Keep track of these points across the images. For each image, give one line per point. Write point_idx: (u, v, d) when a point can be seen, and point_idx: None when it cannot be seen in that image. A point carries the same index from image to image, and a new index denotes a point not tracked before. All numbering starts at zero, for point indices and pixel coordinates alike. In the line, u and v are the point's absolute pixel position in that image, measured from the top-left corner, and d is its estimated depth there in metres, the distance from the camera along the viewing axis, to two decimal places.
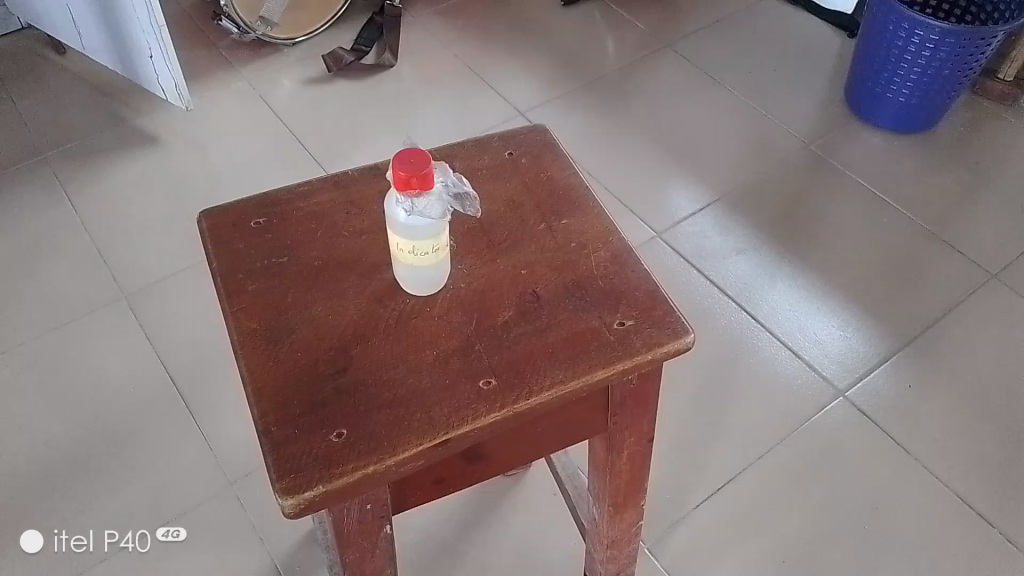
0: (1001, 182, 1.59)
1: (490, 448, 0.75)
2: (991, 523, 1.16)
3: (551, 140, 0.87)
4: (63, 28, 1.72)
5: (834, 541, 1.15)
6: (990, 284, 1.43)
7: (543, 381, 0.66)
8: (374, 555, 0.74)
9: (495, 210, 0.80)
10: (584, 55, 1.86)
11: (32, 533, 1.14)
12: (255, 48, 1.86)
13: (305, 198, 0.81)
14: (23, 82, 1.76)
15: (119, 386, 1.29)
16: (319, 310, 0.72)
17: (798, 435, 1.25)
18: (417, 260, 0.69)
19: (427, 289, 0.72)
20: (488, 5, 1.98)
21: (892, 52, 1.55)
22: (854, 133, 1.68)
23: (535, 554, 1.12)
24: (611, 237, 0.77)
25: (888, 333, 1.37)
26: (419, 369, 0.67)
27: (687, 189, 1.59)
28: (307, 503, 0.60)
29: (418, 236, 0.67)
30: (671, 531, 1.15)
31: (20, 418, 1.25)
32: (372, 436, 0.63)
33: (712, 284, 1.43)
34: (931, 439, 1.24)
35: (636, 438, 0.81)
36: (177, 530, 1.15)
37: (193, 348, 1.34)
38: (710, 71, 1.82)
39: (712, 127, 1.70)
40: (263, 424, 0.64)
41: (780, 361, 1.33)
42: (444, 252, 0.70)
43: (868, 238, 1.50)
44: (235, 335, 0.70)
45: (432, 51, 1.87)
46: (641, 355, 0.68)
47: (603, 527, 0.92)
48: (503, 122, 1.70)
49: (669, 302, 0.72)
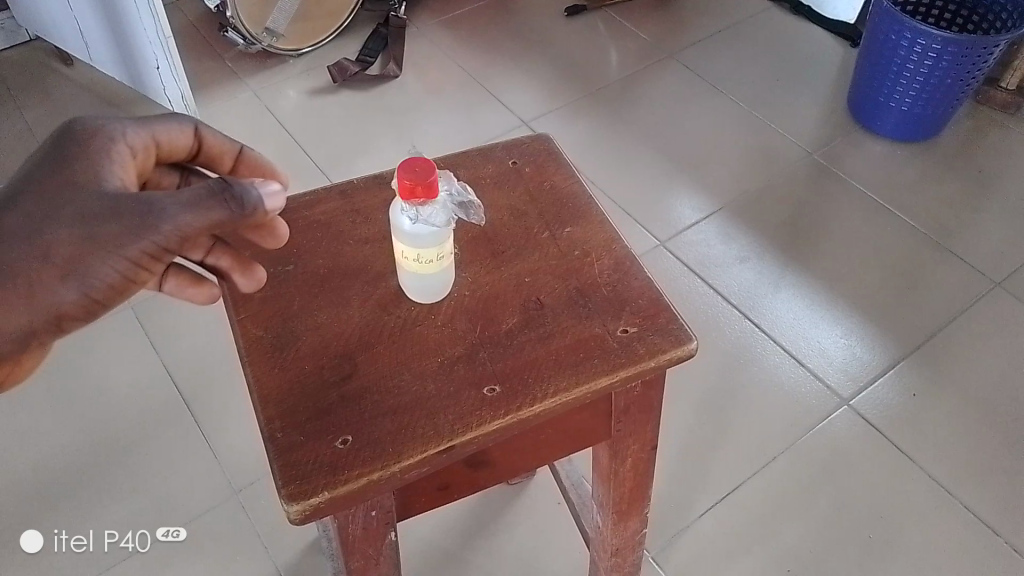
0: (1003, 191, 1.59)
1: (494, 454, 0.75)
2: (995, 532, 1.15)
3: (555, 149, 0.88)
4: (70, 38, 1.73)
5: (837, 549, 1.15)
6: (994, 293, 1.43)
7: (547, 388, 0.67)
8: (379, 562, 0.74)
9: (498, 219, 0.80)
10: (588, 64, 1.87)
11: (32, 533, 1.14)
12: (260, 59, 1.88)
13: (310, 206, 0.82)
14: (29, 92, 1.78)
15: (123, 393, 1.30)
16: (325, 317, 0.72)
17: (801, 444, 1.25)
18: (421, 268, 0.70)
19: (430, 297, 0.73)
20: (492, 15, 2.00)
21: (894, 61, 1.55)
22: (857, 141, 1.69)
23: (536, 561, 1.12)
24: (614, 245, 0.78)
25: (892, 341, 1.37)
26: (424, 376, 0.68)
27: (690, 197, 1.59)
28: (312, 509, 0.60)
29: (422, 244, 0.68)
30: (675, 539, 1.15)
31: (24, 424, 1.26)
32: (377, 442, 0.63)
33: (715, 293, 1.44)
34: (935, 447, 1.24)
35: (640, 446, 0.81)
36: (177, 530, 1.15)
37: (198, 356, 1.35)
38: (712, 80, 1.83)
39: (715, 135, 1.71)
40: (269, 431, 0.64)
41: (784, 369, 1.33)
42: (448, 259, 0.71)
43: (870, 246, 1.50)
44: (240, 343, 0.71)
45: (436, 61, 1.88)
46: (644, 362, 0.68)
47: (607, 534, 0.92)
48: (507, 132, 1.71)
49: (672, 310, 0.72)
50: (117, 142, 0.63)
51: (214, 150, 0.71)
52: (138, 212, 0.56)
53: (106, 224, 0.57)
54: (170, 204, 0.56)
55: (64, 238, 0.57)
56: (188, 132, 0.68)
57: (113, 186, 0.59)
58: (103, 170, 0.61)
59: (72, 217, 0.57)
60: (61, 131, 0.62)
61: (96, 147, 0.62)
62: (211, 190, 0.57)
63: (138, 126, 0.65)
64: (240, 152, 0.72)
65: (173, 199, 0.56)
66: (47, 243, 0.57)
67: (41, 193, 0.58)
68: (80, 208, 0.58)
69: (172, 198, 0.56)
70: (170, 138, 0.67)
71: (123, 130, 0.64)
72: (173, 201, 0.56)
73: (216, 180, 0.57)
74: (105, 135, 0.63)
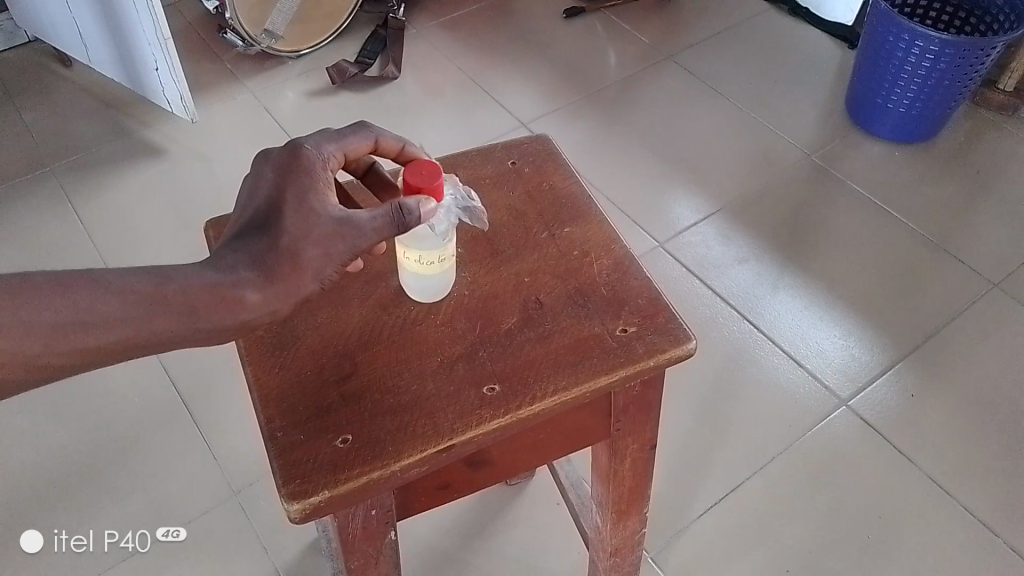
0: (1002, 192, 1.60)
1: (495, 453, 0.75)
2: (992, 532, 1.16)
3: (553, 149, 0.88)
4: (69, 41, 1.73)
5: (836, 550, 1.15)
6: (992, 294, 1.43)
7: (546, 387, 0.67)
8: (378, 561, 0.74)
9: (498, 219, 0.81)
10: (586, 66, 1.88)
11: (33, 533, 1.15)
12: (259, 61, 1.88)
13: None
14: (28, 94, 1.78)
15: (123, 395, 1.30)
16: (324, 317, 0.72)
17: (798, 445, 1.25)
18: (423, 268, 0.71)
19: (430, 298, 0.73)
20: (490, 18, 2.00)
21: (892, 63, 1.56)
22: (855, 143, 1.69)
23: (534, 561, 1.12)
24: (613, 245, 0.78)
25: (889, 343, 1.37)
26: (424, 376, 0.68)
27: (688, 199, 1.60)
28: (312, 508, 0.60)
29: (424, 246, 0.69)
30: (672, 540, 1.16)
31: (25, 426, 1.26)
32: (378, 441, 0.63)
33: (713, 294, 1.44)
34: (933, 448, 1.24)
35: (638, 445, 0.81)
36: (177, 530, 1.15)
37: (197, 358, 1.34)
38: (711, 82, 1.84)
39: (716, 137, 1.71)
40: (269, 430, 0.64)
41: (782, 370, 1.34)
42: (449, 261, 0.72)
43: (869, 248, 1.51)
44: (240, 342, 0.71)
45: (434, 63, 1.88)
46: (643, 361, 0.69)
47: (605, 534, 0.92)
48: (505, 133, 1.72)
49: (671, 309, 0.72)
50: (322, 162, 0.68)
51: (384, 150, 0.74)
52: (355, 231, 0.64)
53: (336, 242, 0.63)
54: (370, 228, 0.64)
55: (310, 246, 0.63)
56: (370, 142, 0.72)
57: (333, 206, 0.65)
58: (318, 190, 0.65)
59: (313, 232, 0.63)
60: (278, 157, 0.67)
61: (303, 167, 0.66)
62: (392, 216, 0.63)
63: (331, 142, 0.70)
64: (407, 150, 0.76)
65: (368, 215, 0.64)
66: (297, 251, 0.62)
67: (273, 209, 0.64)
68: (319, 222, 0.63)
69: (368, 218, 0.64)
70: (355, 148, 0.71)
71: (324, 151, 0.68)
72: (370, 216, 0.64)
73: (393, 206, 0.64)
74: (304, 156, 0.67)
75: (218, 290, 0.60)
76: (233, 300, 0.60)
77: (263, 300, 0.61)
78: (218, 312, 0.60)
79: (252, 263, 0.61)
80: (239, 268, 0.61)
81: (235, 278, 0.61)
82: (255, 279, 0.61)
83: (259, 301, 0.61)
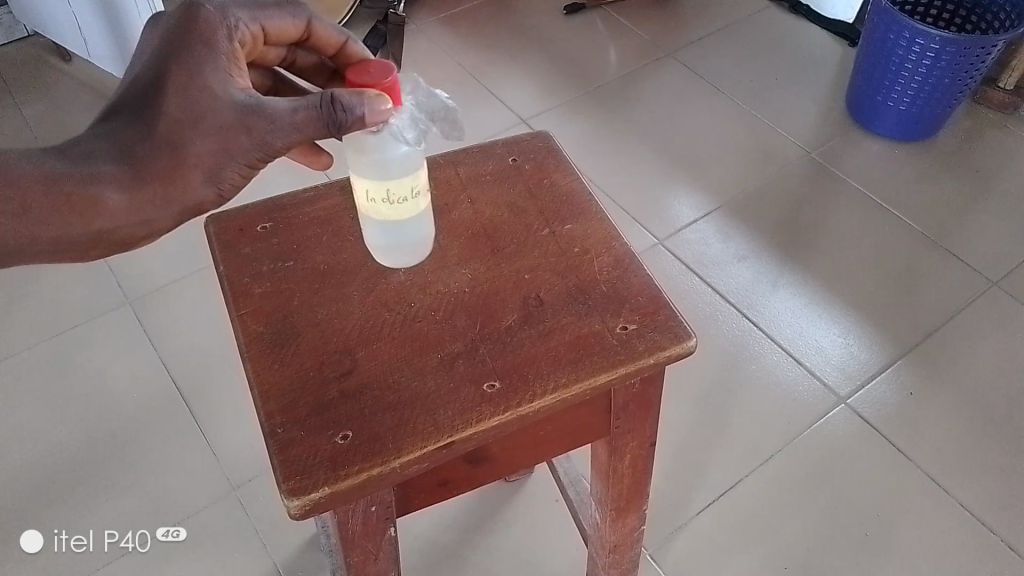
0: (1001, 190, 1.60)
1: (495, 449, 0.75)
2: (992, 531, 1.16)
3: (553, 146, 0.88)
4: (69, 36, 1.73)
5: (835, 548, 1.15)
6: (992, 292, 1.43)
7: (546, 384, 0.67)
8: (377, 558, 0.74)
9: (499, 217, 0.81)
10: (586, 62, 1.87)
11: (32, 533, 1.14)
12: None
13: (311, 203, 0.82)
14: (27, 89, 1.78)
15: (121, 391, 1.30)
16: (324, 313, 0.72)
17: (799, 443, 1.25)
18: (393, 206, 0.71)
19: (411, 261, 0.76)
20: (490, 14, 2.00)
21: (892, 61, 1.55)
22: (855, 140, 1.69)
23: (533, 560, 1.12)
24: (613, 243, 0.78)
25: (889, 340, 1.37)
26: (424, 372, 0.68)
27: (689, 196, 1.59)
28: (312, 505, 0.60)
29: (393, 177, 0.69)
30: (671, 538, 1.16)
31: (24, 423, 1.26)
32: (378, 438, 0.63)
33: (713, 291, 1.44)
34: (932, 446, 1.25)
35: (638, 442, 0.81)
36: (178, 530, 1.15)
37: (196, 353, 1.34)
38: (710, 79, 1.83)
39: (715, 134, 1.71)
40: (270, 426, 0.64)
41: (782, 368, 1.34)
42: (417, 194, 0.72)
43: (869, 245, 1.51)
44: (240, 338, 0.71)
45: (434, 59, 1.88)
46: (644, 359, 0.68)
47: (604, 531, 0.92)
48: (505, 130, 1.72)
49: (672, 307, 0.72)
50: (227, 32, 0.68)
51: (321, 38, 0.75)
52: (266, 124, 0.62)
53: (240, 135, 0.63)
54: (288, 122, 0.62)
55: (198, 139, 0.63)
56: (299, 25, 0.73)
57: (240, 94, 0.64)
58: (222, 75, 0.65)
59: (204, 123, 0.63)
60: (177, 15, 0.67)
61: (203, 37, 0.66)
62: (323, 109, 0.60)
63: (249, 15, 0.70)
64: (346, 45, 0.77)
65: (291, 109, 0.62)
66: (181, 146, 0.63)
67: (160, 86, 0.64)
68: (218, 114, 0.63)
69: (286, 114, 0.62)
70: (283, 28, 0.73)
71: (234, 21, 0.69)
72: (291, 109, 0.62)
73: (326, 98, 0.60)
74: (211, 34, 0.66)
75: (77, 190, 0.63)
76: (92, 200, 0.63)
77: (125, 203, 0.64)
78: (73, 213, 0.63)
79: (118, 161, 0.63)
80: (102, 165, 0.63)
81: (94, 175, 0.63)
82: (120, 180, 0.63)
83: (122, 203, 0.64)
